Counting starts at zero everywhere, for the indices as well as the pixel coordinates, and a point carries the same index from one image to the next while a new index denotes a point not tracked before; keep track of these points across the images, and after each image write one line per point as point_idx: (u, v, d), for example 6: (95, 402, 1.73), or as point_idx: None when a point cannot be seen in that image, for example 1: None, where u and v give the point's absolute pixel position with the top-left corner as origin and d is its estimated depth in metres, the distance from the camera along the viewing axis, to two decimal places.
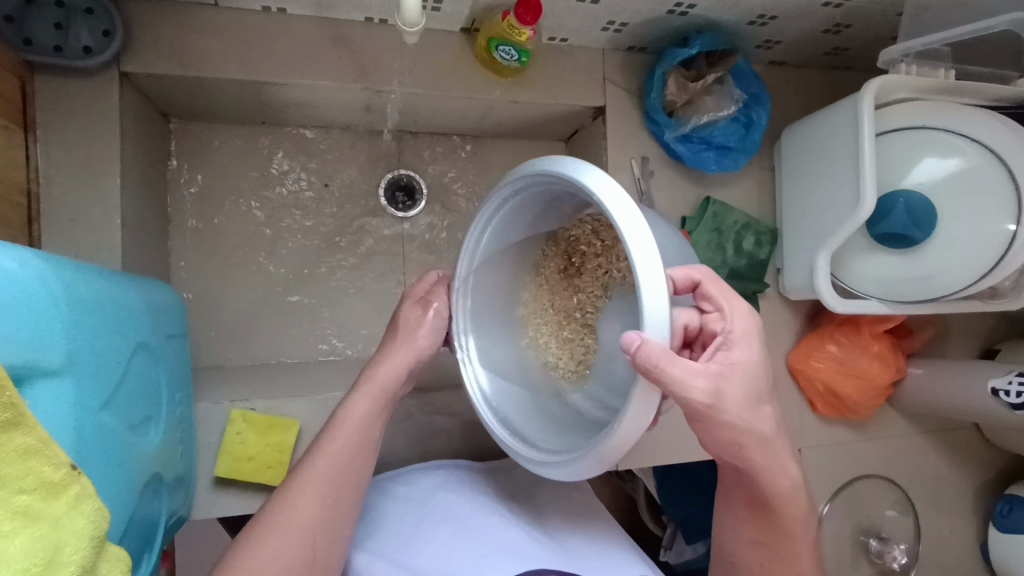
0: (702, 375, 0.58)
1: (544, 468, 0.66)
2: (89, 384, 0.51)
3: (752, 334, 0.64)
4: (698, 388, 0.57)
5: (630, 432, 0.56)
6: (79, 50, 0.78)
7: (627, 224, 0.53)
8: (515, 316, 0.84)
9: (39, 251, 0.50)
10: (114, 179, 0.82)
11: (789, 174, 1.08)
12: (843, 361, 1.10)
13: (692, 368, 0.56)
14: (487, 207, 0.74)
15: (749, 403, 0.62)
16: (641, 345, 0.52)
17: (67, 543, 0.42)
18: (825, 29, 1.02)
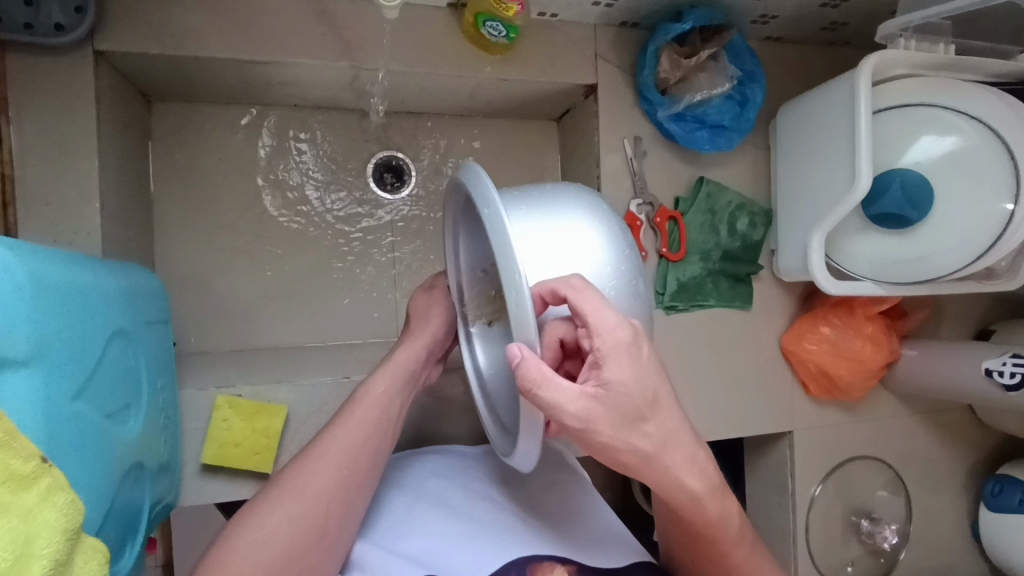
0: (575, 397, 0.55)
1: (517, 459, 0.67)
2: (60, 372, 0.49)
3: (625, 346, 0.57)
4: (570, 412, 0.55)
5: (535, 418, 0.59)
6: (50, 27, 0.76)
7: (501, 251, 0.54)
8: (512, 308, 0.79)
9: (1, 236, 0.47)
10: (92, 161, 0.79)
11: (785, 152, 1.06)
12: (836, 343, 1.09)
13: (564, 389, 0.55)
14: (445, 214, 0.72)
15: (629, 419, 0.58)
16: (518, 363, 0.54)
17: (39, 535, 0.41)
18: (823, 3, 0.99)
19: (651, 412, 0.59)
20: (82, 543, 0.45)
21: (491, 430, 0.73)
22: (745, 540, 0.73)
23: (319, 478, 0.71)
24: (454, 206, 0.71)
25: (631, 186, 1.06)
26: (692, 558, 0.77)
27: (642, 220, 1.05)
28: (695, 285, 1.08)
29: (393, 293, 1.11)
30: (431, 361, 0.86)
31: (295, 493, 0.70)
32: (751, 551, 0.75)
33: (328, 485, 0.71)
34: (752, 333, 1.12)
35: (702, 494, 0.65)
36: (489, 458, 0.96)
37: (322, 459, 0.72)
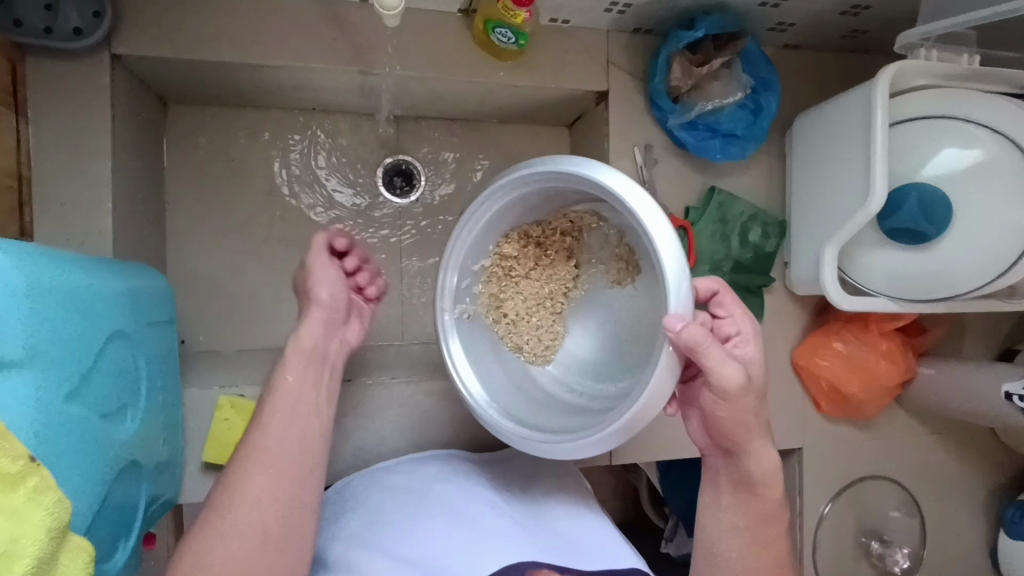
0: (731, 365, 0.67)
1: (565, 451, 0.70)
2: (57, 374, 0.50)
3: (749, 334, 0.75)
4: (727, 374, 0.67)
5: (655, 402, 0.65)
6: (68, 32, 0.77)
7: (659, 236, 0.64)
8: (491, 300, 0.86)
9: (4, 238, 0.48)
10: (105, 163, 0.81)
11: (799, 162, 1.04)
12: (848, 358, 1.06)
13: (722, 355, 0.67)
14: (503, 178, 0.74)
15: (732, 383, 0.68)
16: (684, 329, 0.62)
17: (24, 534, 0.42)
18: (842, 11, 0.97)
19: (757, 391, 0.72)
20: (69, 541, 0.46)
21: (487, 414, 0.76)
22: (778, 513, 0.76)
23: (257, 482, 0.65)
24: (525, 179, 0.73)
25: (640, 194, 1.04)
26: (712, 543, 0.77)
27: None
28: None
29: (399, 297, 1.12)
30: (341, 321, 0.78)
31: (226, 507, 0.63)
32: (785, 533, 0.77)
33: (273, 493, 0.65)
34: (762, 346, 1.10)
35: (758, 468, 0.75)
36: (489, 465, 0.96)
37: (259, 462, 0.66)
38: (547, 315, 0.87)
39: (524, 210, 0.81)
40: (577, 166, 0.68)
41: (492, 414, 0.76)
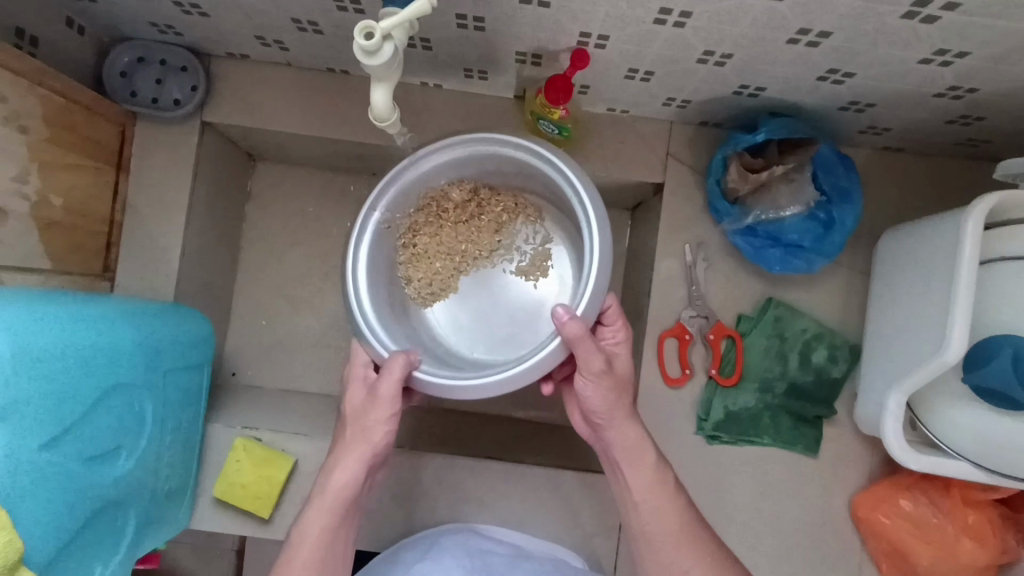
0: (597, 362, 0.71)
1: (425, 383, 0.74)
2: (40, 423, 0.55)
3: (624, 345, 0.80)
4: (589, 367, 0.71)
5: (534, 372, 0.71)
6: (170, 103, 0.91)
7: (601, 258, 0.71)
8: (403, 234, 0.84)
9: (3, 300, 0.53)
10: (181, 215, 0.93)
11: (877, 284, 0.91)
12: (919, 522, 0.89)
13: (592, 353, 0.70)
14: (478, 136, 0.78)
15: (592, 377, 0.72)
16: (563, 319, 0.68)
17: None
18: (948, 120, 0.84)
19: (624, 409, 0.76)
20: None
21: (358, 321, 0.76)
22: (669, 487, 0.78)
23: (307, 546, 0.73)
24: (504, 148, 0.78)
25: (685, 296, 0.97)
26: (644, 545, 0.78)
27: (692, 333, 0.95)
28: (747, 417, 0.95)
29: None
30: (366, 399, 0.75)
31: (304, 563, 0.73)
32: (684, 508, 0.79)
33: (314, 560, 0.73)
34: (814, 484, 0.96)
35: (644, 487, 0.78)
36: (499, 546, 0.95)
37: (322, 507, 0.74)
38: (448, 274, 0.86)
39: (477, 167, 0.83)
40: (570, 169, 0.75)
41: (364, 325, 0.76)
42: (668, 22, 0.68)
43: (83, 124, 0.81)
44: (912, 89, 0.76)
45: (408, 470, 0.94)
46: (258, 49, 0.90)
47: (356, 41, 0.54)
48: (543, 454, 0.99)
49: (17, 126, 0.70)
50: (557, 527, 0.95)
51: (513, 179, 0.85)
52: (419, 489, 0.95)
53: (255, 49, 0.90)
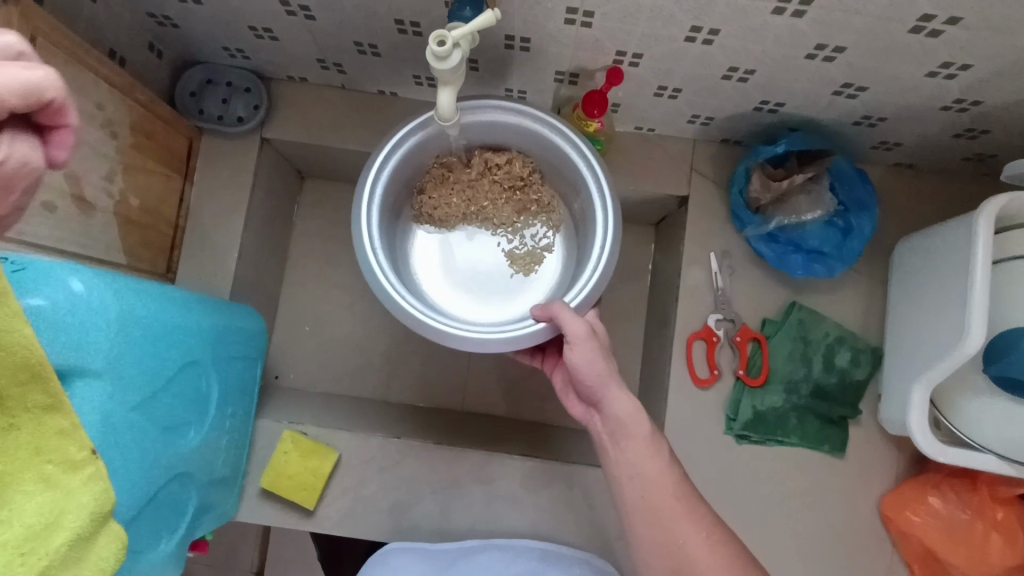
0: (583, 349, 0.74)
1: (370, 271, 0.78)
2: (132, 387, 0.60)
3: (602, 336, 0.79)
4: (576, 352, 0.74)
5: (462, 342, 0.78)
6: (234, 119, 0.99)
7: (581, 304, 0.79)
8: (446, 150, 0.87)
9: (106, 274, 0.60)
10: (239, 221, 0.99)
11: (897, 288, 0.95)
12: (947, 520, 0.91)
13: (576, 346, 0.74)
14: (556, 119, 0.80)
15: (582, 342, 0.73)
16: (551, 312, 0.74)
17: (71, 512, 0.52)
18: (955, 134, 0.90)
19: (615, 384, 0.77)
20: (107, 526, 0.56)
21: (368, 176, 0.79)
22: (663, 460, 0.77)
23: None
24: (571, 152, 0.82)
25: (711, 301, 1.02)
26: (641, 518, 0.77)
27: (719, 336, 1.00)
28: (774, 417, 0.98)
29: (464, 366, 1.16)
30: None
31: None
32: (680, 479, 0.78)
33: None
34: (841, 486, 0.98)
35: (643, 465, 0.77)
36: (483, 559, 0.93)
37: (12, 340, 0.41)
38: (453, 214, 0.88)
39: (543, 152, 0.85)
40: (614, 207, 0.80)
41: (369, 182, 0.79)
42: (698, 40, 0.75)
43: (160, 135, 0.89)
44: (921, 103, 0.83)
45: (447, 467, 0.98)
46: (317, 72, 0.99)
47: (429, 47, 0.61)
48: (576, 454, 1.02)
49: (109, 131, 0.78)
50: (590, 523, 0.97)
51: (564, 183, 0.88)
52: (456, 485, 0.98)
53: (314, 72, 0.99)
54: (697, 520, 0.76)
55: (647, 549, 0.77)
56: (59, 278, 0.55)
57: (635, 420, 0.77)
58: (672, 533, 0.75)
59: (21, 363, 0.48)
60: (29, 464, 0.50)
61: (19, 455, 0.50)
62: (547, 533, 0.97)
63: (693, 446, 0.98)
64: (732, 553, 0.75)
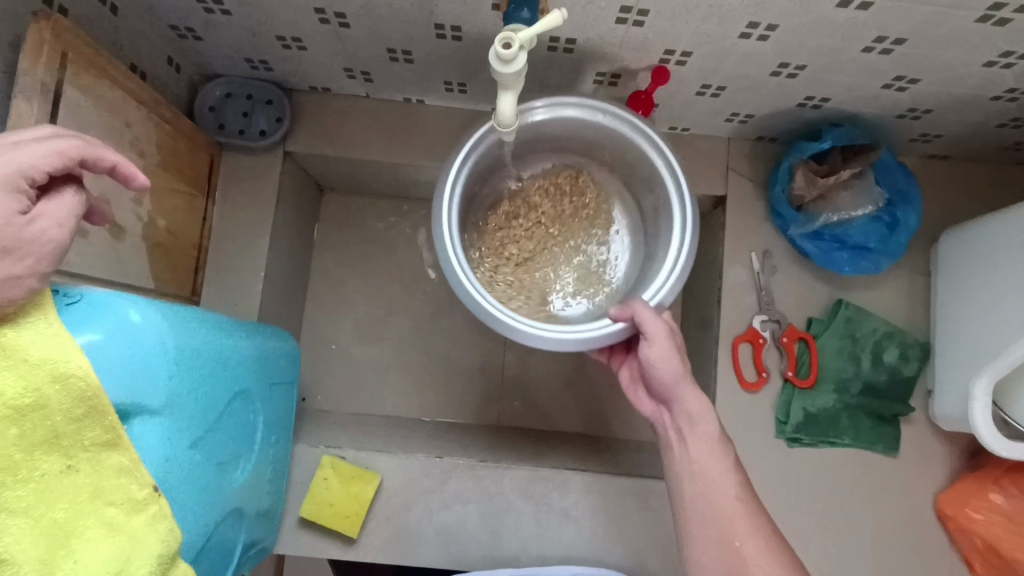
0: (664, 347, 0.71)
1: (461, 285, 0.71)
2: (186, 424, 0.58)
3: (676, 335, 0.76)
4: (657, 350, 0.71)
5: (529, 339, 0.71)
6: (256, 133, 0.95)
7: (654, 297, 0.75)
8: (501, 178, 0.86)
9: (161, 303, 0.57)
10: (264, 239, 0.95)
11: (945, 283, 0.94)
12: (1011, 516, 0.89)
13: (660, 344, 0.71)
14: (627, 113, 0.76)
15: (661, 341, 0.71)
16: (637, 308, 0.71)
17: (139, 556, 0.51)
18: (999, 123, 0.89)
19: (691, 385, 0.74)
20: (176, 567, 0.55)
21: (453, 164, 0.74)
22: (729, 461, 0.74)
23: None
24: (648, 149, 0.77)
25: (755, 302, 0.99)
26: (698, 517, 0.73)
27: (765, 337, 0.98)
28: (826, 418, 0.96)
29: (499, 379, 1.13)
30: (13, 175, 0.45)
31: None
32: (742, 482, 0.75)
33: None
34: (895, 484, 0.96)
35: (708, 465, 0.74)
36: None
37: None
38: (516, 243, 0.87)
39: (610, 144, 0.81)
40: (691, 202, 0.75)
41: (454, 170, 0.74)
42: (753, 36, 0.73)
43: (183, 152, 0.85)
44: (971, 93, 0.81)
45: (493, 485, 0.94)
46: (342, 82, 0.95)
47: (494, 49, 0.58)
48: (624, 466, 0.99)
49: (137, 150, 0.74)
50: (643, 536, 0.94)
51: (632, 175, 0.84)
52: (503, 504, 0.94)
53: (339, 82, 0.95)
54: (757, 525, 0.73)
55: (706, 552, 0.73)
56: (116, 309, 0.52)
57: (704, 421, 0.74)
58: (734, 548, 0.71)
59: (75, 397, 0.46)
60: (90, 509, 0.49)
61: (78, 500, 0.48)
62: (600, 548, 0.94)
63: (745, 450, 0.96)
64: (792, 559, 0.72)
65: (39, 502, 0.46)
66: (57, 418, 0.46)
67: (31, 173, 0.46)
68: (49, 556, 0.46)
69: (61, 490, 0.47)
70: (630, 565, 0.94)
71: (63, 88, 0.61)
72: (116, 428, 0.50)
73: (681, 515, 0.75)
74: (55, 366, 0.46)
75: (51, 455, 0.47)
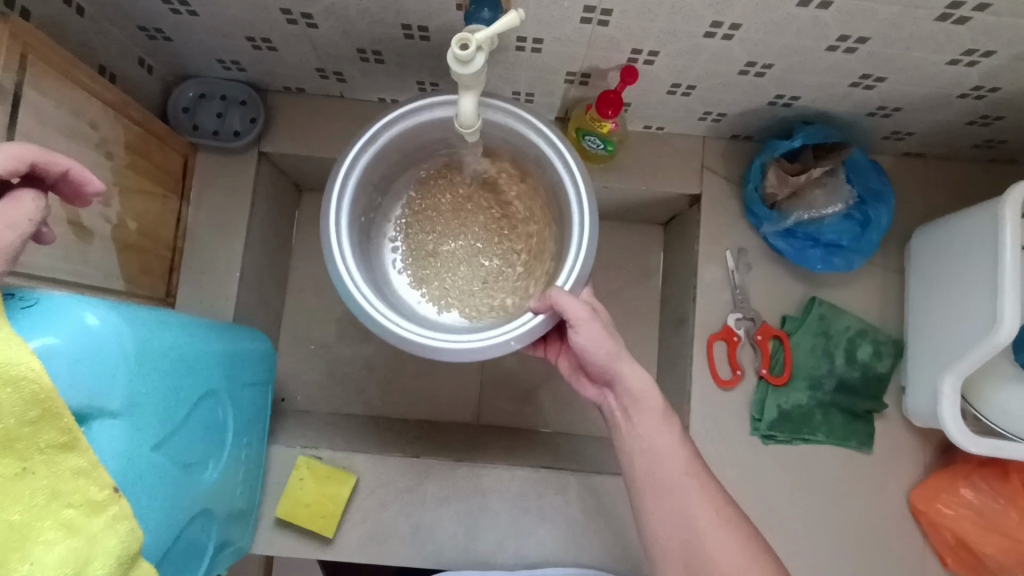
0: (585, 326, 0.70)
1: (337, 279, 0.72)
2: (147, 426, 0.58)
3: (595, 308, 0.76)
4: (580, 330, 0.70)
5: (453, 353, 0.71)
6: (230, 134, 0.95)
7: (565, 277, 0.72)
8: (432, 159, 0.86)
9: (120, 306, 0.57)
10: (239, 239, 0.95)
11: (917, 279, 0.94)
12: (981, 511, 0.91)
13: (579, 325, 0.70)
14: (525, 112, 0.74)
15: (585, 322, 0.70)
16: (554, 297, 0.69)
17: (98, 558, 0.50)
18: (969, 121, 0.90)
19: (621, 362, 0.73)
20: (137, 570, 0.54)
21: (338, 171, 0.74)
22: (674, 434, 0.74)
23: None
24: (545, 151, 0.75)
25: (729, 300, 1.00)
26: (651, 495, 0.73)
27: (740, 335, 0.98)
28: (800, 415, 0.96)
29: (477, 378, 1.13)
30: None
31: None
32: (692, 457, 0.75)
33: None
34: (869, 480, 0.97)
35: (670, 463, 0.73)
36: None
37: None
38: (433, 237, 0.87)
39: (517, 147, 0.79)
40: (590, 202, 0.73)
41: (335, 188, 0.73)
42: (718, 35, 0.73)
43: (154, 153, 0.85)
44: (939, 91, 0.82)
45: (469, 483, 0.95)
46: (315, 82, 0.95)
47: (451, 51, 0.58)
48: (601, 463, 1.00)
49: (104, 152, 0.74)
50: (619, 533, 0.94)
51: (529, 164, 0.81)
52: (479, 501, 0.94)
53: (312, 82, 0.95)
54: (734, 529, 0.72)
55: (660, 527, 0.73)
56: (74, 311, 0.52)
57: (644, 401, 0.74)
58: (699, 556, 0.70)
59: (27, 399, 0.46)
60: (47, 511, 0.48)
61: (35, 503, 0.48)
62: (576, 545, 0.94)
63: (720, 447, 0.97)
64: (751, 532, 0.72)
65: None
66: (9, 420, 0.46)
67: None
68: (2, 559, 0.45)
69: (16, 493, 0.47)
70: (606, 562, 0.94)
71: (22, 91, 0.60)
72: (72, 429, 0.49)
73: (632, 488, 0.75)
74: (6, 369, 0.45)
75: (5, 458, 0.46)
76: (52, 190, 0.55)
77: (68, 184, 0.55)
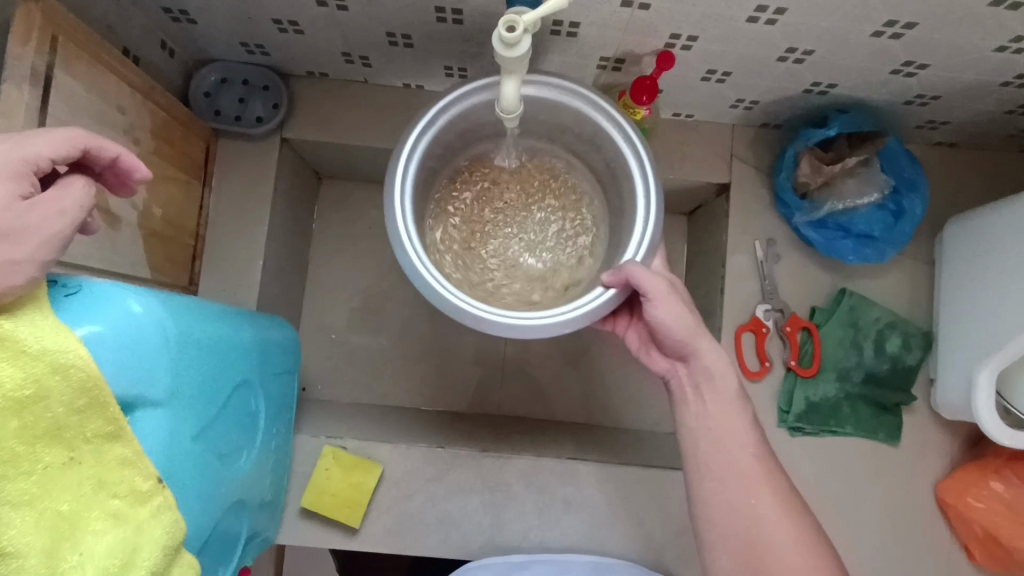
0: (665, 298, 0.69)
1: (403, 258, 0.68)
2: (187, 414, 0.57)
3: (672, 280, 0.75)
4: (659, 302, 0.69)
5: (545, 327, 0.68)
6: (252, 120, 0.93)
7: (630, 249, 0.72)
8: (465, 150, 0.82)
9: (160, 294, 0.56)
10: (263, 226, 0.94)
11: (949, 270, 0.94)
12: (1011, 504, 0.90)
13: (660, 296, 0.69)
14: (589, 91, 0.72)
15: (665, 296, 0.69)
16: (633, 271, 0.68)
17: (145, 547, 0.50)
18: (1007, 110, 0.88)
19: (699, 335, 0.73)
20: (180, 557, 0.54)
21: (394, 176, 0.69)
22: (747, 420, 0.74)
23: None
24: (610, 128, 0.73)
25: (758, 290, 0.99)
26: (707, 472, 0.73)
27: (768, 326, 0.97)
28: (827, 407, 0.96)
29: (499, 368, 1.12)
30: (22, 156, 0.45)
31: None
32: (757, 440, 0.75)
33: None
34: (895, 472, 0.97)
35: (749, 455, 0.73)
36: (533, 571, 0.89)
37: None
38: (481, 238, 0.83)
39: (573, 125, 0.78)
40: (656, 174, 0.72)
41: (396, 177, 0.69)
42: (761, 19, 0.71)
43: (179, 139, 0.83)
44: (981, 78, 0.80)
45: (494, 473, 0.94)
46: (339, 67, 0.93)
47: (498, 33, 0.57)
48: (626, 454, 0.99)
49: (132, 137, 0.72)
50: (645, 523, 0.94)
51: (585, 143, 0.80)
52: (504, 491, 0.94)
53: (337, 67, 0.93)
54: (796, 517, 0.72)
55: (716, 511, 0.72)
56: (118, 298, 0.51)
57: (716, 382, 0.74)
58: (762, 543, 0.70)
59: (76, 387, 0.45)
60: (95, 500, 0.48)
61: (84, 492, 0.47)
62: (601, 535, 0.94)
63: None
64: (789, 519, 0.71)
65: (43, 493, 0.44)
66: (58, 409, 0.45)
67: (41, 160, 0.46)
68: (53, 549, 0.44)
69: (65, 483, 0.46)
70: (631, 552, 0.94)
71: (54, 73, 0.59)
72: (118, 418, 0.49)
73: (690, 467, 0.75)
74: (55, 358, 0.44)
75: (53, 448, 0.45)
76: (97, 180, 0.54)
77: (113, 173, 0.54)
